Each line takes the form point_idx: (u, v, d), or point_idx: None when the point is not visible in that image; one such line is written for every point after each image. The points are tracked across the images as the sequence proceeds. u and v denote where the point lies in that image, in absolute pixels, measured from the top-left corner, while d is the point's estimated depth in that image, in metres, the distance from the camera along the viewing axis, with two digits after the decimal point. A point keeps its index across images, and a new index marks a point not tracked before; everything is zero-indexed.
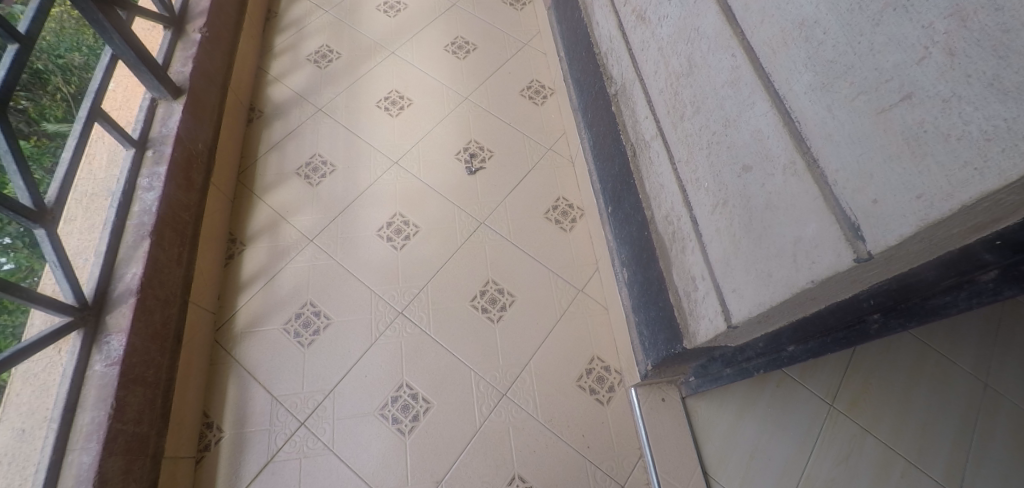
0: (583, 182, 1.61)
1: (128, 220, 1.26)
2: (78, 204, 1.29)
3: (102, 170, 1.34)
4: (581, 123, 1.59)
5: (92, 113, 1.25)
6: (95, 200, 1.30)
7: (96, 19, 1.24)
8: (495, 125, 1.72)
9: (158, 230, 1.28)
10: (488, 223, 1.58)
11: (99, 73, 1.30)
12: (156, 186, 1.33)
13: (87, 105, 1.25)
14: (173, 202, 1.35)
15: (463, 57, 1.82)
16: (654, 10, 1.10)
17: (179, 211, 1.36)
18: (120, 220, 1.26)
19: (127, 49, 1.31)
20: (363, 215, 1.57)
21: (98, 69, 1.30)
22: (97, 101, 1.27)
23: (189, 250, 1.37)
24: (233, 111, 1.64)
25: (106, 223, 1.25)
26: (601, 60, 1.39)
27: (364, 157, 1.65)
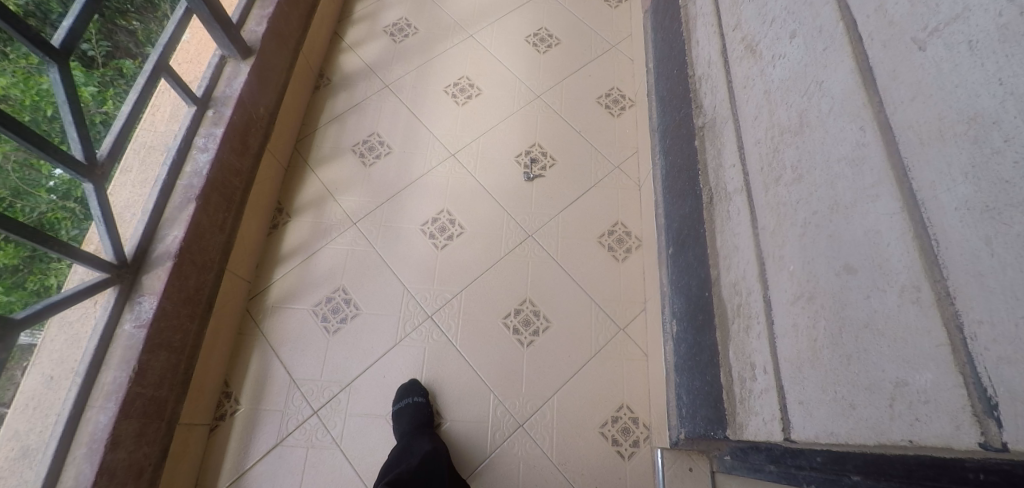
0: (648, 210, 1.46)
1: (178, 180, 1.25)
2: (135, 154, 1.28)
3: (163, 123, 1.32)
4: (656, 145, 1.44)
5: (159, 67, 1.22)
6: (151, 153, 1.28)
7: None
8: (564, 131, 1.60)
9: (205, 194, 1.26)
10: (537, 237, 1.47)
11: (172, 26, 1.27)
12: (211, 148, 1.30)
13: (155, 58, 1.22)
14: (226, 166, 1.33)
15: (544, 51, 1.69)
16: (767, 45, 0.93)
17: (230, 176, 1.35)
18: (170, 179, 1.24)
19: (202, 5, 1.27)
20: (410, 206, 1.51)
21: (171, 21, 1.27)
22: (166, 55, 1.23)
23: (235, 216, 1.36)
24: (301, 78, 1.62)
25: (157, 180, 1.24)
26: (695, 85, 1.23)
27: (421, 143, 1.58)
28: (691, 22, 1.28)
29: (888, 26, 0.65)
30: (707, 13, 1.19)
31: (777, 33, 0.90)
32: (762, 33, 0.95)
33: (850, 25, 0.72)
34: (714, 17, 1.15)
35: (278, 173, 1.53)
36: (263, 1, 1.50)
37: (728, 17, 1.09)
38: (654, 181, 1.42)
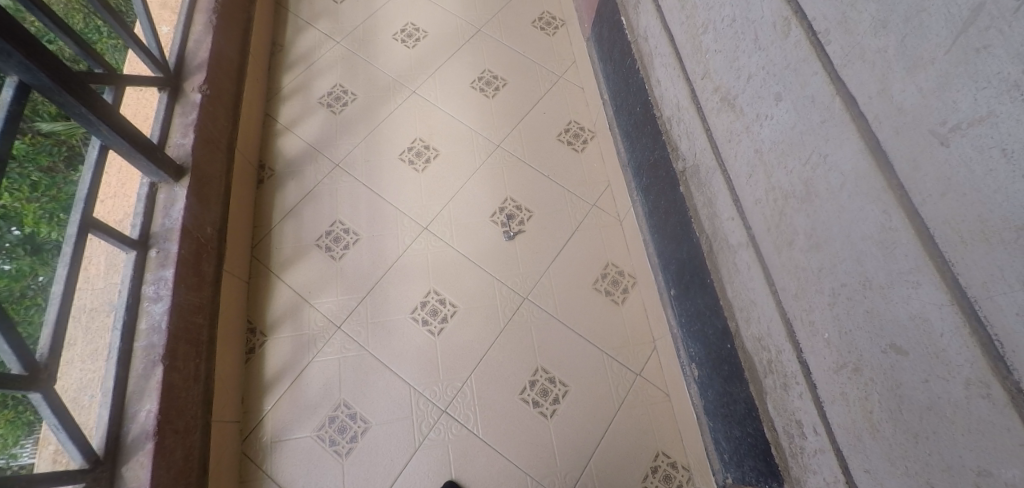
0: (637, 248, 1.45)
1: (135, 343, 1.09)
2: (77, 323, 1.15)
3: (100, 277, 1.18)
4: (632, 181, 1.41)
5: (84, 224, 1.04)
6: (97, 317, 1.16)
7: (78, 112, 0.99)
8: (533, 177, 1.53)
9: (170, 350, 1.12)
10: (533, 298, 1.42)
11: (87, 171, 1.10)
12: (164, 295, 1.14)
13: (77, 215, 1.04)
14: (186, 308, 1.19)
15: (493, 95, 1.60)
16: (748, 101, 0.91)
17: (192, 317, 1.20)
18: (125, 343, 1.09)
19: (119, 139, 1.06)
20: (393, 295, 1.41)
21: (86, 167, 1.09)
22: (88, 208, 1.05)
23: (206, 358, 1.22)
24: (242, 174, 1.44)
25: (111, 349, 1.08)
26: (665, 126, 1.20)
27: (388, 223, 1.47)
28: (644, 59, 1.24)
29: (896, 112, 0.63)
30: (665, 53, 1.15)
31: (759, 91, 0.87)
32: (738, 88, 0.93)
33: (849, 101, 0.70)
34: (675, 59, 1.11)
35: (242, 290, 1.39)
36: (183, 106, 1.28)
37: (692, 63, 1.05)
38: (637, 219, 1.42)
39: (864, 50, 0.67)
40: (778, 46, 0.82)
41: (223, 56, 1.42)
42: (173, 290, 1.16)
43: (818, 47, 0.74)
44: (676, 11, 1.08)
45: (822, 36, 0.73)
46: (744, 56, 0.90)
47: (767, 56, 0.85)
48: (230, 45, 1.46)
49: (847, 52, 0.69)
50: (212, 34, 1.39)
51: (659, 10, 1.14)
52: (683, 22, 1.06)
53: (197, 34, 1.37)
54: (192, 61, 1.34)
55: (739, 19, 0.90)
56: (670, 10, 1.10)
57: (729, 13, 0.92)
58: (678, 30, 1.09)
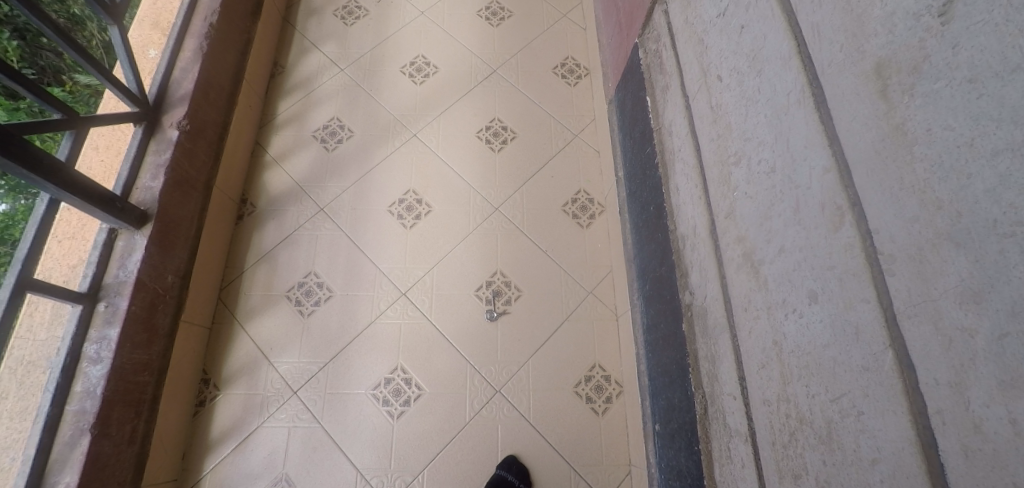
0: (628, 353, 1.24)
1: (65, 408, 0.92)
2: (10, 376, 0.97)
3: (44, 328, 0.99)
4: (634, 279, 1.21)
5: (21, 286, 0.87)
6: (34, 371, 0.97)
7: (19, 174, 0.84)
8: (529, 254, 1.34)
9: (104, 419, 0.95)
10: (505, 393, 1.24)
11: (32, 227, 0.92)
12: (105, 357, 0.97)
13: (13, 276, 0.87)
14: (132, 367, 1.02)
15: (499, 149, 1.44)
16: (775, 276, 0.70)
17: (139, 374, 1.04)
18: (53, 409, 0.92)
19: (69, 196, 0.92)
20: (357, 367, 1.23)
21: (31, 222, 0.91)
22: (29, 269, 0.89)
23: (144, 422, 1.04)
24: (218, 208, 1.29)
25: (39, 413, 0.92)
26: (676, 244, 1.00)
27: (367, 282, 1.30)
28: (666, 156, 1.03)
29: (974, 430, 0.43)
30: (688, 163, 0.94)
31: (791, 274, 0.67)
32: (765, 254, 0.72)
33: (905, 365, 0.50)
34: (699, 176, 0.90)
35: (201, 341, 1.21)
36: (158, 143, 1.16)
37: (717, 192, 0.84)
38: (631, 321, 1.23)
39: (940, 314, 0.46)
40: (823, 236, 0.61)
41: (212, 83, 1.31)
42: (117, 351, 0.98)
43: (877, 269, 0.53)
44: (705, 121, 0.87)
45: (885, 259, 0.52)
46: (777, 223, 0.69)
47: (806, 238, 0.64)
48: (222, 70, 1.35)
49: (914, 300, 0.49)
50: (201, 61, 1.27)
51: (689, 110, 0.92)
52: (714, 139, 0.85)
53: (184, 61, 1.26)
54: (175, 92, 1.22)
55: (779, 172, 0.69)
56: (698, 117, 0.89)
57: (768, 158, 0.71)
58: (705, 145, 0.87)
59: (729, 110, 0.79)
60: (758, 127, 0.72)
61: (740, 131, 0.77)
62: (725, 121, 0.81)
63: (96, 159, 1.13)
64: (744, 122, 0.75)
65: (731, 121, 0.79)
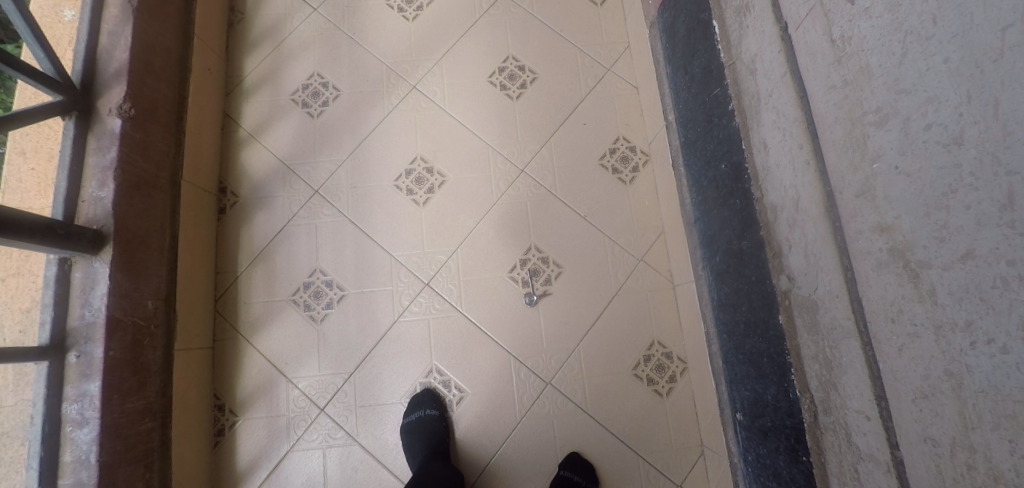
0: (695, 329, 1.06)
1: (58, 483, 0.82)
2: None
3: (11, 391, 0.86)
4: (697, 247, 1.03)
5: None
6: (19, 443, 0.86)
7: None
8: (559, 226, 1.16)
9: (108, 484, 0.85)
10: (556, 384, 1.09)
11: None
12: (92, 416, 0.85)
13: None
14: (129, 418, 0.91)
15: (517, 95, 1.24)
16: (949, 290, 0.51)
17: (139, 423, 0.92)
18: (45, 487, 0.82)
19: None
20: (387, 376, 1.11)
21: None
22: None
23: (158, 473, 0.94)
24: (194, 209, 1.11)
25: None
26: (763, 215, 0.80)
27: (381, 275, 1.15)
28: (742, 99, 0.83)
29: None
30: (786, 115, 0.72)
31: (985, 292, 0.47)
32: (933, 256, 0.52)
33: None
34: (806, 134, 0.68)
35: (206, 365, 1.10)
36: (97, 139, 0.94)
37: (842, 158, 0.63)
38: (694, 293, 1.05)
39: None
40: None
41: (153, 47, 1.04)
42: (104, 408, 0.87)
43: None
44: (822, 61, 0.64)
45: None
46: (961, 218, 0.49)
47: None
48: (165, 30, 1.08)
49: None
50: (132, 21, 1.00)
51: (788, 41, 0.71)
52: (837, 86, 0.62)
53: (111, 23, 0.99)
54: (107, 67, 0.97)
55: (968, 147, 0.47)
56: (802, 50, 0.68)
57: (945, 124, 0.49)
58: (819, 93, 0.65)
59: (870, 47, 0.57)
60: (930, 75, 0.50)
61: (885, 76, 0.56)
62: (861, 62, 0.59)
63: (25, 168, 0.92)
64: (899, 67, 0.54)
65: (870, 62, 0.57)
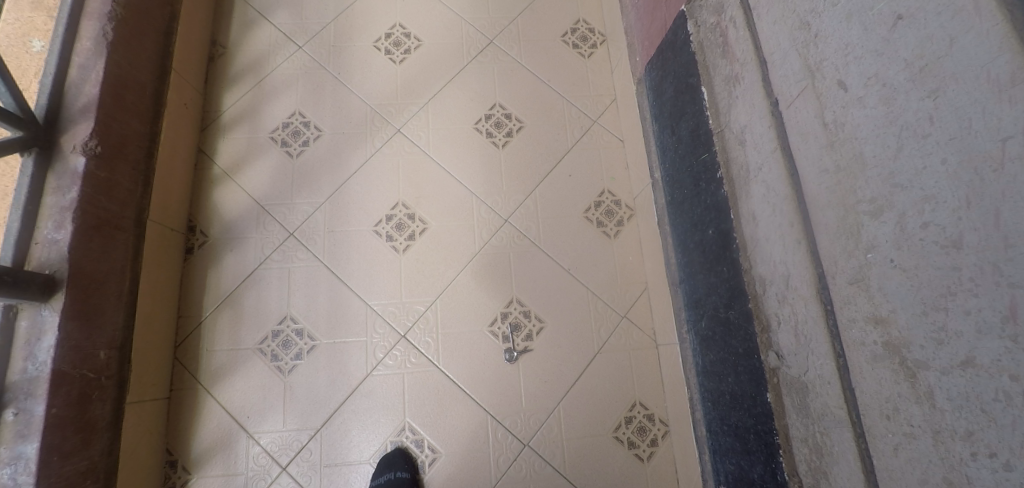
0: (677, 393, 1.04)
1: None
2: None
3: None
4: (681, 309, 1.01)
5: None
6: None
7: None
8: (542, 279, 1.14)
9: None
10: (534, 447, 1.05)
11: None
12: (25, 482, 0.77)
13: None
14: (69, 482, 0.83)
15: (503, 143, 1.22)
16: (949, 394, 0.49)
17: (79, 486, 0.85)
18: None
19: None
20: (356, 433, 1.05)
21: None
22: None
23: None
24: (160, 250, 1.06)
25: None
26: (751, 287, 0.78)
27: (355, 325, 1.10)
28: (731, 167, 0.82)
29: None
30: (777, 191, 0.71)
31: (987, 403, 0.45)
32: (931, 357, 0.50)
33: None
34: (797, 213, 0.67)
35: (160, 417, 1.03)
36: (58, 177, 0.88)
37: (835, 243, 0.61)
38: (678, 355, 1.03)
39: None
40: None
41: (126, 81, 1.00)
42: (41, 471, 0.79)
43: None
44: (814, 143, 0.63)
45: None
46: (961, 322, 0.47)
47: None
48: (140, 63, 1.04)
49: None
50: (106, 54, 0.96)
51: (779, 117, 0.70)
52: (830, 170, 0.61)
53: (82, 55, 0.95)
54: (74, 102, 0.92)
55: (968, 252, 0.46)
56: (794, 129, 0.67)
57: (942, 225, 0.48)
58: (811, 174, 0.64)
59: (864, 136, 0.56)
60: (926, 173, 0.49)
61: (880, 168, 0.55)
62: (855, 149, 0.58)
63: None
64: (894, 161, 0.53)
65: (864, 151, 0.56)
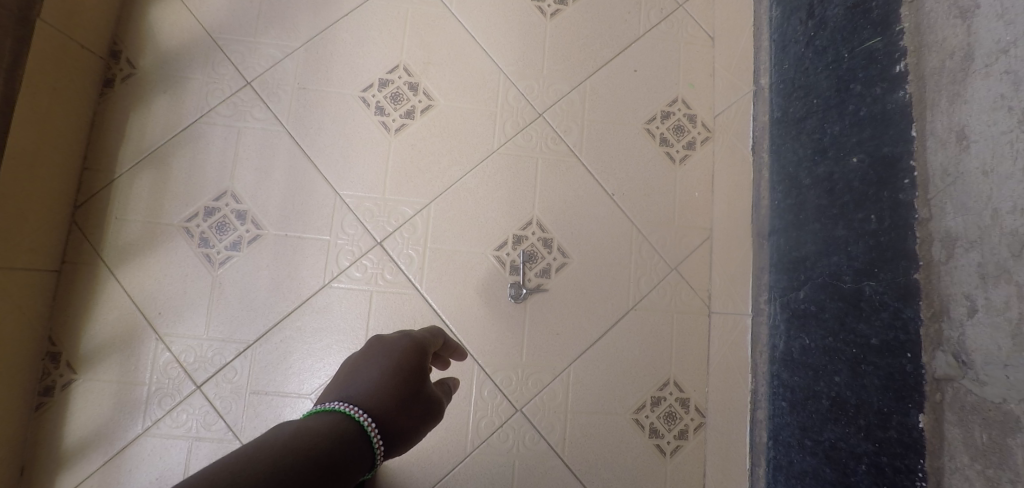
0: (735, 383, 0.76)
1: None
2: None
3: None
4: (766, 269, 0.72)
5: None
6: None
7: None
8: (575, 202, 0.83)
9: None
10: (528, 415, 0.78)
11: None
12: None
13: None
14: None
15: (553, 12, 0.89)
16: None
17: None
18: None
19: None
20: (297, 358, 0.78)
21: None
22: None
23: None
24: (60, 67, 0.76)
25: None
26: (925, 250, 0.48)
27: (315, 218, 0.81)
28: (925, 57, 0.51)
29: None
30: None
31: None
32: None
33: None
34: None
35: (42, 294, 0.77)
36: None
37: None
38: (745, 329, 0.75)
39: None
40: None
41: None
42: None
43: None
44: None
45: None
46: None
47: None
48: None
49: None
50: None
51: None
52: None
53: None
54: None
55: None
56: None
57: None
58: None
59: None
60: None
61: None
62: None
63: None
64: None
65: None
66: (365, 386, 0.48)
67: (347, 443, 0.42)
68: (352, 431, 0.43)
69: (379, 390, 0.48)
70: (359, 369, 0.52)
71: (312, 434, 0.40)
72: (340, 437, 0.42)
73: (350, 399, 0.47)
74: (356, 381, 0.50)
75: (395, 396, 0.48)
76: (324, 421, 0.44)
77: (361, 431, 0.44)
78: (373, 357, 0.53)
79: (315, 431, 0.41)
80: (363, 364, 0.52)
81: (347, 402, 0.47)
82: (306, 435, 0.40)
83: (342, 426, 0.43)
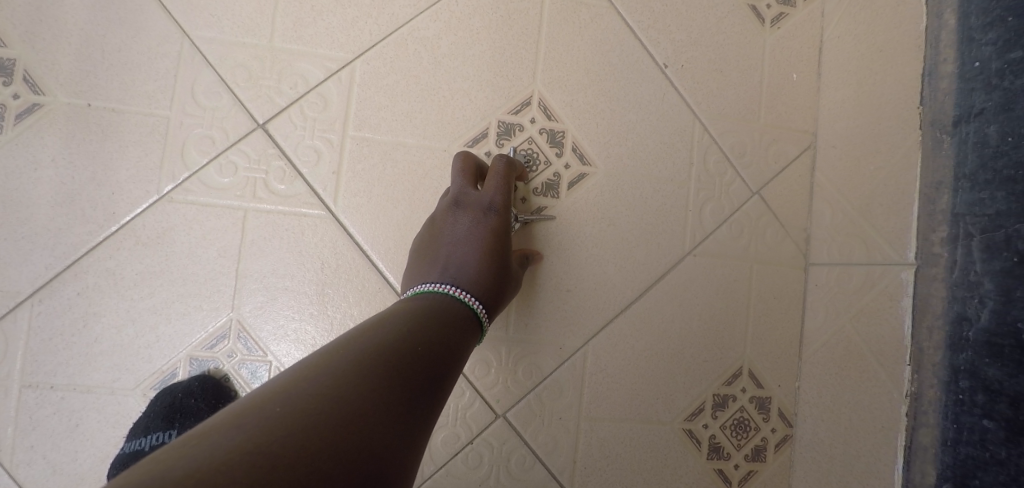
0: (883, 388, 0.44)
1: None
2: None
3: None
4: (946, 185, 0.40)
5: None
6: None
7: None
8: (602, 74, 0.50)
9: None
10: (514, 425, 0.47)
11: None
12: None
13: None
14: None
15: None
16: None
17: None
18: None
19: None
20: (113, 325, 0.44)
21: None
22: None
23: None
24: None
25: None
26: None
27: (144, 77, 0.45)
28: None
29: None
30: None
31: None
32: None
33: None
34: None
35: None
36: None
37: None
38: (904, 292, 0.43)
39: None
40: None
41: None
42: None
43: None
44: None
45: None
46: None
47: None
48: None
49: None
50: None
51: None
52: None
53: None
54: None
55: None
56: None
57: None
58: None
59: None
60: None
61: None
62: None
63: None
64: None
65: None
66: (462, 268, 0.39)
67: (457, 332, 0.34)
68: (454, 319, 0.35)
69: (475, 267, 0.40)
70: (438, 242, 0.42)
71: (439, 322, 0.34)
72: (444, 334, 0.33)
73: (442, 279, 0.39)
74: (450, 259, 0.40)
75: (495, 276, 0.40)
76: (416, 308, 0.35)
77: (465, 315, 0.37)
78: (452, 225, 0.42)
79: (435, 316, 0.35)
80: (451, 232, 0.42)
81: (448, 285, 0.38)
82: (411, 338, 0.31)
83: (459, 317, 0.36)
